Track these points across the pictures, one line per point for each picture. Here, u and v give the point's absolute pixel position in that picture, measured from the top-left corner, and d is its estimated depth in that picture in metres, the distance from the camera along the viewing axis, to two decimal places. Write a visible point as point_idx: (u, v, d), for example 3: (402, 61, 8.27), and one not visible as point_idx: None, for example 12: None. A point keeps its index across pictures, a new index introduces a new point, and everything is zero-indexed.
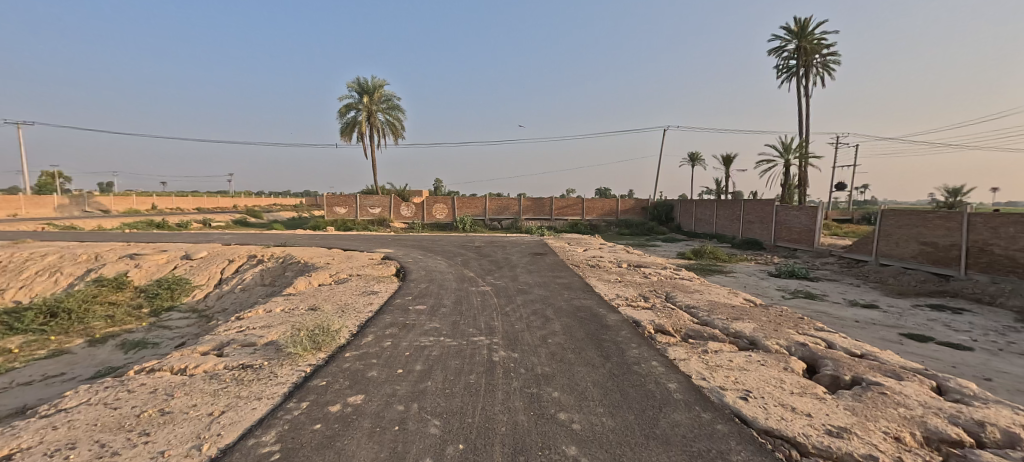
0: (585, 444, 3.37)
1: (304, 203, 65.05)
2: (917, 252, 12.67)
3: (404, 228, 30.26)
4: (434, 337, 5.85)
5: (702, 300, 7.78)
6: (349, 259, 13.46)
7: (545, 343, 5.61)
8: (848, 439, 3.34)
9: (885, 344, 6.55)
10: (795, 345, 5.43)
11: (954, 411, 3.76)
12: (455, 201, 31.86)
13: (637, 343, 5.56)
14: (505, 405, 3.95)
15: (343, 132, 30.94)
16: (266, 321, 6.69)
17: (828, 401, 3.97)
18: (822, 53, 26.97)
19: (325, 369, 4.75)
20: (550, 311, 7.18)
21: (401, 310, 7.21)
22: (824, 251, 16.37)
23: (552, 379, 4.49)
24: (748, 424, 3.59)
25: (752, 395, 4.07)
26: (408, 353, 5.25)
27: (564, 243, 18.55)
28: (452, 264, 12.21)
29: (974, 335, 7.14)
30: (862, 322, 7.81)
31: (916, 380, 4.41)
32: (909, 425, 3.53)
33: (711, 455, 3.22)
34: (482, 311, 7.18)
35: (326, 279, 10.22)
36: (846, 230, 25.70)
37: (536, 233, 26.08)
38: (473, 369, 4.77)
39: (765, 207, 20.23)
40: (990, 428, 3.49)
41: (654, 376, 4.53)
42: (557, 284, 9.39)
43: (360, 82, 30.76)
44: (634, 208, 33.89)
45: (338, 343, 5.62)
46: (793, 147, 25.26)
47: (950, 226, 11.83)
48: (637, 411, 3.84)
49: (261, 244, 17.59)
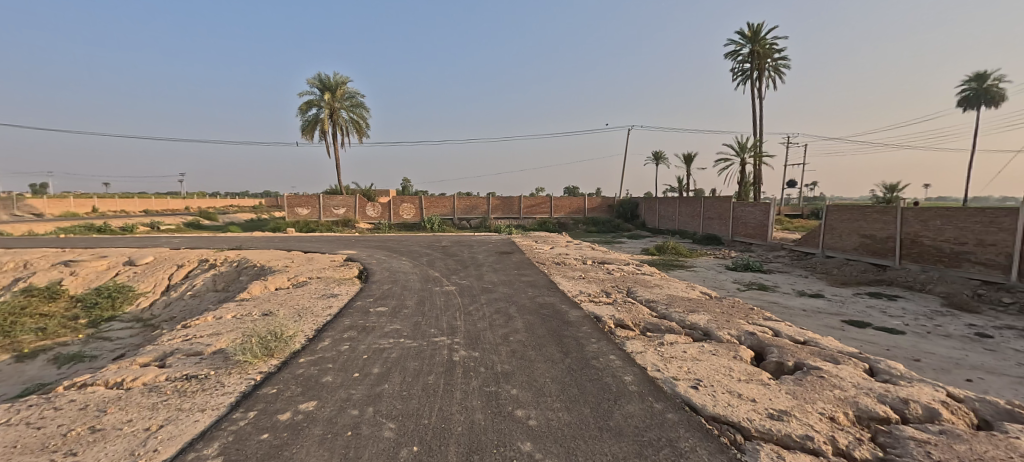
0: (539, 440, 3.39)
1: (263, 204, 61.93)
2: (858, 244, 13.67)
3: (370, 228, 29.45)
4: (395, 338, 5.76)
5: (661, 294, 8.07)
6: (310, 261, 12.96)
7: (507, 341, 5.64)
8: (787, 421, 3.53)
9: (829, 331, 7.01)
10: (744, 334, 5.73)
11: (882, 390, 4.08)
12: (423, 201, 31.40)
13: (597, 338, 5.69)
14: (462, 404, 3.94)
15: (304, 130, 29.82)
16: (214, 329, 6.34)
17: (773, 386, 4.21)
18: (773, 58, 28.47)
19: (277, 376, 4.56)
20: (513, 309, 7.23)
21: (361, 312, 7.03)
22: (775, 245, 17.37)
23: (512, 376, 4.52)
24: (698, 411, 3.74)
25: (702, 384, 4.25)
26: (366, 356, 5.13)
27: (531, 241, 18.69)
28: (417, 265, 12.02)
29: (906, 320, 7.79)
30: (808, 310, 8.36)
31: (851, 363, 4.76)
32: (843, 405, 3.80)
33: (660, 443, 3.32)
34: (445, 311, 7.11)
35: (283, 283, 9.82)
36: (796, 225, 27.34)
37: (505, 231, 26.15)
38: (433, 369, 4.73)
39: (723, 204, 21.20)
40: (913, 405, 3.80)
41: (611, 370, 4.65)
42: (521, 282, 9.42)
43: (321, 79, 29.71)
44: (601, 206, 34.59)
45: (292, 348, 5.42)
46: (749, 146, 26.60)
47: (886, 219, 12.82)
48: (592, 405, 3.92)
49: (214, 248, 16.66)
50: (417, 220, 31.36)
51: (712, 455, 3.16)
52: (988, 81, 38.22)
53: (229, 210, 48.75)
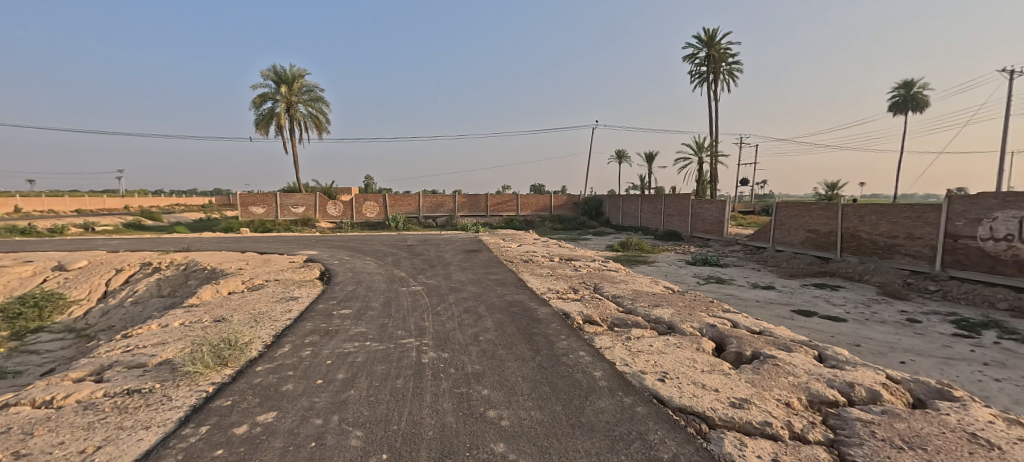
0: (512, 440, 3.38)
1: (212, 203, 58.25)
2: (804, 238, 14.66)
3: (331, 228, 28.39)
4: (360, 342, 5.58)
5: (626, 290, 8.29)
6: (267, 263, 12.33)
7: (476, 340, 5.61)
8: (747, 409, 3.71)
9: (780, 321, 7.47)
10: (706, 327, 5.98)
11: (831, 375, 4.37)
12: (387, 200, 30.66)
13: (566, 335, 5.77)
14: (433, 407, 3.87)
15: (259, 124, 28.31)
16: (159, 338, 5.89)
17: (733, 375, 4.42)
18: (727, 62, 29.86)
19: (232, 386, 4.30)
20: (482, 307, 7.20)
21: (323, 316, 6.76)
22: (730, 241, 18.27)
23: (483, 377, 4.50)
24: (665, 403, 3.86)
25: (669, 376, 4.39)
26: (329, 361, 4.94)
27: (498, 239, 18.67)
28: (381, 265, 11.71)
29: (847, 308, 8.42)
30: (761, 301, 8.87)
31: (802, 350, 5.07)
32: (797, 391, 4.04)
33: (631, 436, 3.39)
34: (413, 312, 6.97)
35: (237, 286, 9.27)
36: (748, 220, 28.86)
37: (472, 229, 25.99)
38: (402, 372, 4.62)
39: (683, 201, 22.05)
40: (857, 388, 4.10)
41: (581, 366, 4.73)
42: (490, 280, 9.39)
43: (277, 71, 28.31)
44: (566, 203, 35.09)
45: (248, 356, 5.13)
46: (706, 146, 27.82)
47: (829, 215, 13.79)
48: (564, 402, 3.96)
49: (158, 250, 15.51)
50: (381, 219, 30.51)
51: (680, 444, 3.26)
52: (915, 88, 41.92)
53: (175, 209, 45.61)
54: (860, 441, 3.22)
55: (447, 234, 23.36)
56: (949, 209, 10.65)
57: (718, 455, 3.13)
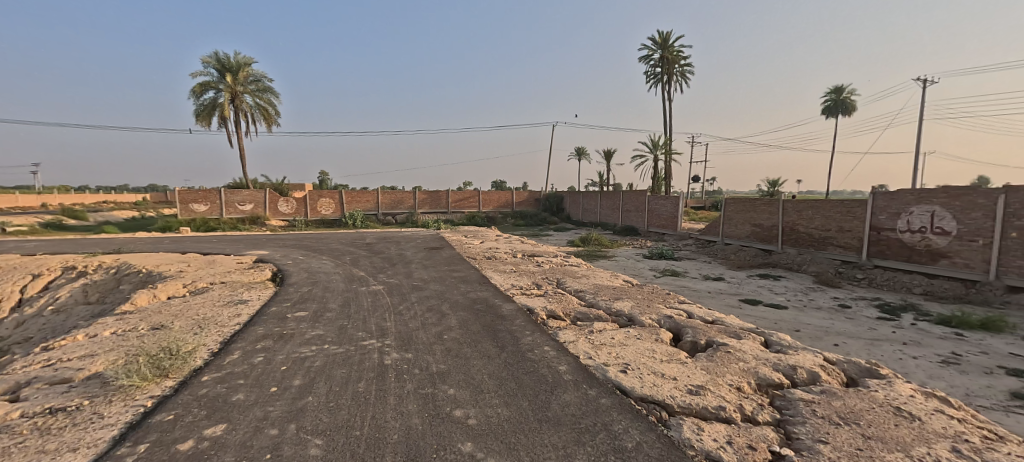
0: (480, 438, 3.35)
1: (145, 200, 53.61)
2: (750, 232, 15.63)
3: (284, 226, 26.93)
4: (317, 345, 5.33)
5: (588, 284, 8.46)
6: (211, 264, 11.50)
7: (441, 339, 5.51)
8: (703, 395, 3.90)
9: (730, 310, 7.94)
10: (663, 318, 6.23)
11: (776, 359, 4.67)
12: (343, 196, 29.52)
13: (531, 330, 5.80)
14: (398, 409, 3.77)
15: (200, 115, 26.24)
16: (87, 349, 5.33)
17: (690, 364, 4.63)
18: (680, 64, 31.10)
19: (174, 399, 3.98)
20: (445, 306, 7.09)
21: (276, 319, 6.39)
22: (684, 235, 19.13)
23: (448, 376, 4.43)
24: (627, 393, 3.98)
25: (630, 367, 4.53)
26: (284, 367, 4.68)
27: (461, 236, 18.48)
28: (339, 264, 11.26)
29: (788, 296, 9.09)
30: (713, 292, 9.39)
31: (751, 337, 5.39)
32: (746, 376, 4.29)
33: (597, 428, 3.46)
34: (373, 312, 6.75)
35: (178, 290, 8.56)
36: (699, 215, 30.33)
37: (434, 226, 25.60)
38: (363, 375, 4.45)
39: (640, 197, 22.84)
40: (799, 370, 4.41)
41: (546, 361, 4.77)
42: (452, 278, 9.27)
43: (219, 58, 26.34)
44: (527, 200, 35.37)
45: (192, 365, 4.76)
46: (660, 144, 28.93)
47: (771, 211, 14.77)
48: (531, 397, 3.98)
49: (85, 252, 14.07)
50: (338, 216, 29.39)
51: (643, 433, 3.37)
52: (845, 93, 45.63)
53: (103, 206, 41.65)
54: (802, 420, 3.48)
55: (407, 231, 22.83)
56: (874, 204, 11.72)
57: (679, 441, 3.27)
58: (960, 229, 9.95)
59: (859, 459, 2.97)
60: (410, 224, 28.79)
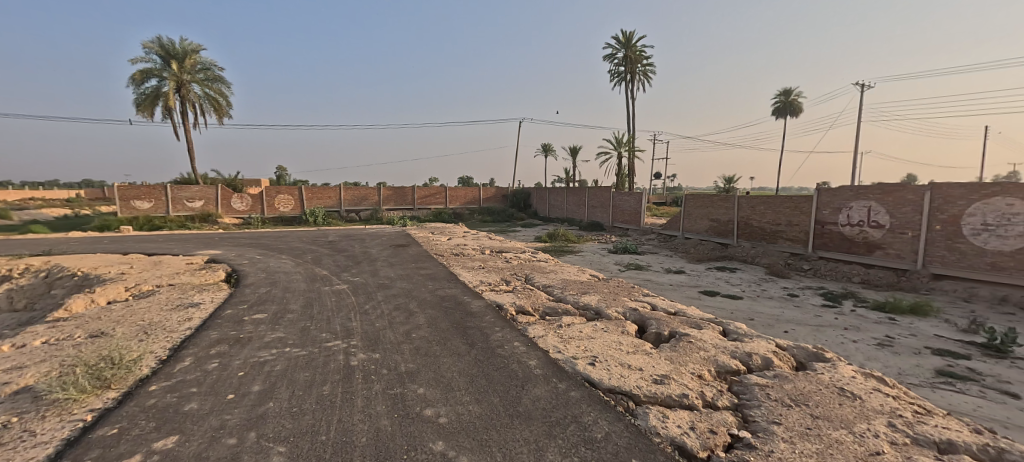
0: (451, 436, 3.32)
1: (79, 195, 49.23)
2: (707, 227, 16.34)
3: (238, 224, 25.46)
4: (278, 348, 5.08)
5: (556, 279, 8.54)
6: (158, 265, 10.71)
7: (409, 338, 5.40)
8: (668, 383, 4.04)
9: (691, 301, 8.29)
10: (629, 310, 6.39)
11: (733, 347, 4.90)
12: (303, 192, 28.30)
13: (500, 326, 5.80)
14: (365, 411, 3.66)
15: (141, 105, 24.33)
16: (14, 361, 4.82)
17: (654, 354, 4.78)
18: (643, 63, 31.88)
19: (118, 412, 3.68)
20: (413, 304, 6.95)
21: (232, 322, 6.03)
22: (647, 230, 19.71)
23: (417, 375, 4.35)
24: (596, 385, 4.06)
25: (598, 360, 4.62)
26: (242, 373, 4.44)
27: (427, 233, 18.20)
28: (300, 263, 10.79)
29: (743, 287, 9.58)
30: (674, 284, 9.77)
31: (710, 327, 5.63)
32: (707, 364, 4.48)
33: (567, 421, 3.51)
34: (337, 313, 6.50)
35: (121, 293, 7.91)
36: (660, 211, 31.30)
37: (399, 223, 25.05)
38: (328, 378, 4.30)
39: (605, 193, 23.32)
40: (754, 356, 4.65)
41: (516, 356, 4.78)
42: (420, 276, 9.10)
43: (162, 43, 24.46)
44: (494, 196, 35.32)
45: (139, 374, 4.42)
46: (624, 141, 29.62)
47: (727, 206, 15.49)
48: (501, 393, 3.99)
49: (12, 253, 12.77)
50: (298, 213, 28.17)
51: (611, 423, 3.46)
52: (794, 96, 48.31)
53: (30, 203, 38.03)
54: (758, 404, 3.68)
55: (371, 228, 22.20)
56: (819, 200, 12.56)
57: (646, 429, 3.37)
58: (893, 222, 10.83)
59: (808, 437, 3.18)
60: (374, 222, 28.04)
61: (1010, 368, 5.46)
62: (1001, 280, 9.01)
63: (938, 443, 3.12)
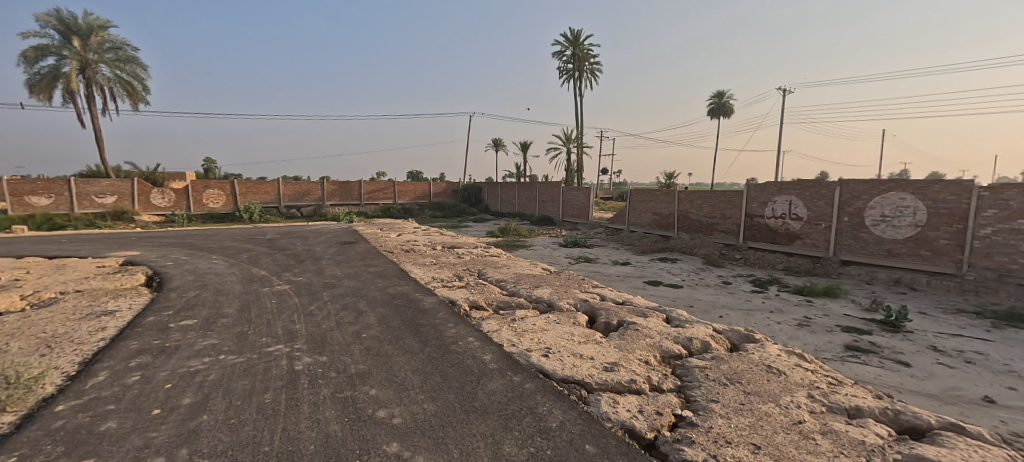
0: (406, 437, 3.23)
1: None
2: (651, 221, 17.18)
3: (159, 222, 23.02)
4: (212, 356, 4.67)
5: (509, 273, 8.57)
6: (62, 269, 9.45)
7: (359, 339, 5.18)
8: (617, 370, 4.20)
9: (637, 291, 8.69)
10: (579, 302, 6.55)
11: (676, 333, 5.19)
12: (235, 187, 26.20)
13: (454, 322, 5.72)
14: (313, 417, 3.47)
15: (36, 86, 21.29)
16: None
17: (604, 343, 4.94)
18: (590, 62, 32.69)
19: (17, 439, 3.20)
20: (362, 303, 6.67)
21: (154, 330, 5.45)
22: (595, 224, 20.33)
23: (368, 376, 4.19)
24: (550, 376, 4.13)
25: (552, 351, 4.70)
26: (170, 385, 4.03)
27: (376, 229, 17.56)
28: (234, 264, 9.99)
29: (683, 276, 10.19)
30: (621, 275, 10.18)
31: (655, 315, 5.92)
32: (653, 350, 4.71)
33: (523, 412, 3.54)
34: (279, 315, 6.08)
35: (17, 301, 6.87)
36: (608, 206, 32.34)
37: (346, 220, 23.95)
38: (270, 385, 4.02)
39: (554, 189, 23.72)
40: (694, 340, 4.95)
41: (471, 352, 4.75)
42: (369, 274, 8.75)
43: (61, 17, 21.54)
44: (445, 191, 34.75)
45: (41, 394, 3.87)
46: (573, 138, 30.29)
47: (668, 200, 16.35)
48: (457, 389, 3.95)
49: None
50: (229, 210, 25.93)
51: (565, 412, 3.54)
52: (726, 98, 51.87)
53: None
54: (698, 385, 3.93)
55: (315, 225, 21.03)
56: (748, 194, 13.64)
57: (597, 415, 3.49)
58: (810, 214, 12.00)
59: (741, 411, 3.45)
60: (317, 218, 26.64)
61: (902, 340, 6.27)
62: (896, 264, 10.28)
63: (848, 410, 3.51)
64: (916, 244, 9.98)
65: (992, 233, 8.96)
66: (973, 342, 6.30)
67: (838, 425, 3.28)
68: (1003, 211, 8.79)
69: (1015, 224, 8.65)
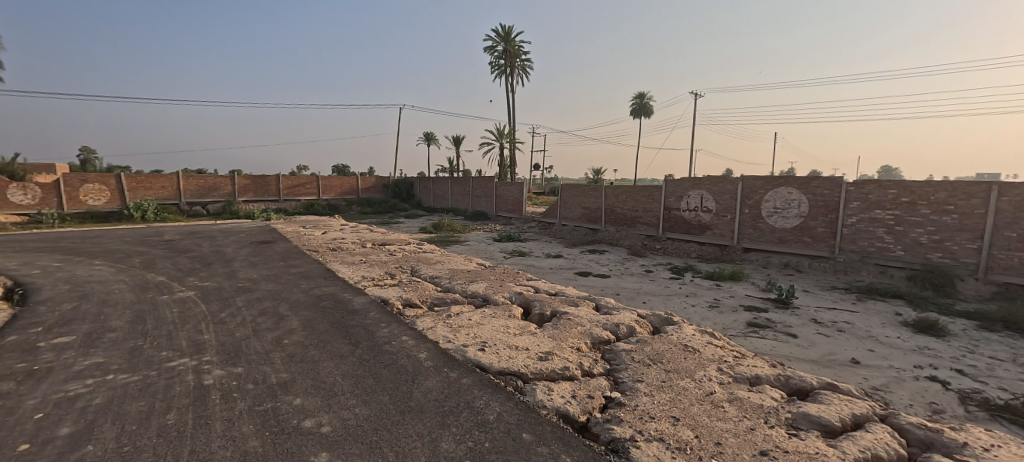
0: (336, 445, 3.06)
1: None
2: (580, 214, 17.89)
3: (22, 223, 19.12)
4: (98, 377, 4.05)
5: (444, 269, 8.43)
6: None
7: (280, 345, 4.79)
8: (551, 359, 4.32)
9: (569, 282, 9.02)
10: (514, 295, 6.64)
11: (605, 320, 5.47)
12: (122, 182, 22.88)
13: (387, 322, 5.51)
14: (228, 435, 3.15)
15: None
16: None
17: (539, 334, 5.07)
18: (522, 59, 33.04)
19: None
20: (282, 307, 6.18)
21: (18, 352, 4.59)
22: (529, 218, 20.71)
23: (291, 385, 3.89)
24: (486, 370, 4.15)
25: (488, 345, 4.71)
26: (42, 414, 3.43)
27: (297, 227, 16.33)
28: (125, 269, 8.74)
29: (610, 266, 10.76)
30: (553, 267, 10.48)
31: (586, 304, 6.19)
32: (584, 337, 4.92)
33: (461, 408, 3.52)
34: (182, 326, 5.42)
35: None
36: (540, 200, 33.04)
37: (262, 217, 22.03)
38: (174, 404, 3.58)
39: (488, 184, 23.76)
40: (621, 326, 5.25)
41: (405, 351, 4.61)
42: (290, 275, 8.12)
43: None
44: (374, 186, 33.33)
45: None
46: (505, 133, 30.48)
47: (596, 195, 17.13)
48: (391, 390, 3.81)
49: None
50: (115, 208, 22.57)
51: (502, 403, 3.58)
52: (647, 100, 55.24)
53: None
54: (625, 367, 4.19)
55: (225, 224, 19.04)
56: (666, 189, 14.64)
57: (533, 404, 3.58)
58: (717, 207, 13.24)
59: (663, 388, 3.73)
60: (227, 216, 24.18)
61: (790, 315, 7.17)
62: (785, 249, 11.72)
63: (750, 379, 3.95)
64: (801, 232, 11.46)
65: (856, 221, 10.58)
66: (843, 314, 7.38)
67: (742, 393, 3.69)
68: (866, 202, 10.44)
69: (874, 214, 10.31)
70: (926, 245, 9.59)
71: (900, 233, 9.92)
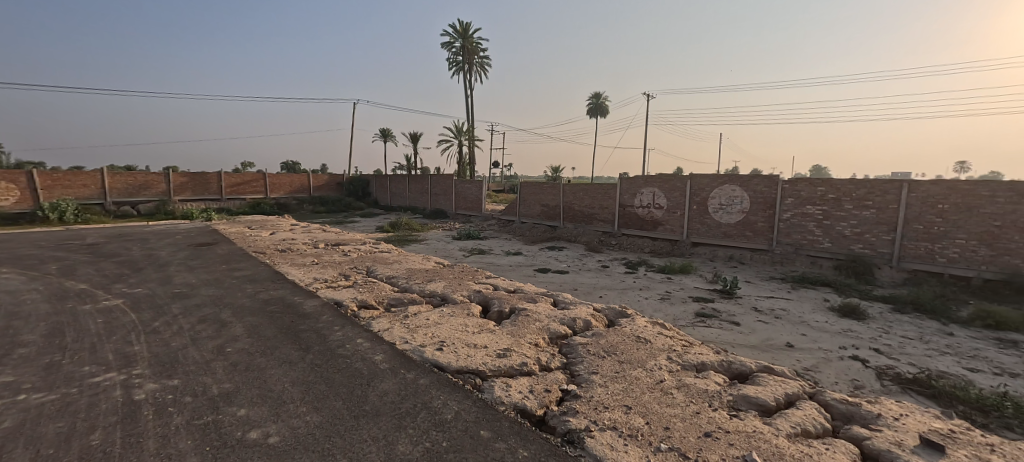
0: (284, 455, 2.95)
1: None
2: (539, 212, 18.08)
3: None
4: (8, 398, 3.68)
5: (400, 269, 8.29)
6: None
7: (223, 354, 4.55)
8: (509, 356, 4.36)
9: (528, 279, 9.10)
10: (473, 293, 6.63)
11: (562, 315, 5.57)
12: (36, 180, 20.80)
13: (340, 325, 5.35)
14: (162, 453, 2.96)
15: None
16: None
17: (497, 331, 5.09)
18: (480, 56, 32.91)
19: None
20: (225, 313, 5.86)
21: None
22: (488, 216, 20.71)
23: (235, 395, 3.71)
24: (444, 369, 4.13)
25: (446, 344, 4.69)
26: None
27: (244, 227, 15.51)
28: (43, 277, 7.99)
29: (568, 263, 10.95)
30: (512, 265, 10.54)
31: (544, 300, 6.28)
32: (541, 333, 4.99)
33: (417, 409, 3.48)
34: (108, 338, 5.02)
35: None
36: (499, 197, 33.08)
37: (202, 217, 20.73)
38: (100, 423, 3.32)
39: (447, 181, 23.53)
40: (577, 320, 5.37)
41: (360, 354, 4.50)
42: (234, 279, 7.70)
43: None
44: (327, 184, 32.22)
45: None
46: (464, 131, 30.27)
47: (554, 193, 17.36)
48: (344, 395, 3.72)
49: None
50: (26, 208, 20.44)
51: (460, 402, 3.58)
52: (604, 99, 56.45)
53: None
54: (581, 360, 4.29)
55: (161, 225, 17.78)
56: (621, 187, 15.06)
57: (491, 401, 3.60)
58: (668, 204, 13.76)
59: (616, 379, 3.86)
60: (163, 216, 22.56)
61: (735, 305, 7.60)
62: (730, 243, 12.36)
63: (696, 365, 4.15)
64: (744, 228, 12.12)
65: (791, 217, 11.31)
66: (781, 302, 7.89)
67: (689, 379, 3.87)
68: (799, 198, 11.18)
69: (806, 210, 11.06)
70: (851, 237, 10.40)
71: (829, 227, 10.70)
